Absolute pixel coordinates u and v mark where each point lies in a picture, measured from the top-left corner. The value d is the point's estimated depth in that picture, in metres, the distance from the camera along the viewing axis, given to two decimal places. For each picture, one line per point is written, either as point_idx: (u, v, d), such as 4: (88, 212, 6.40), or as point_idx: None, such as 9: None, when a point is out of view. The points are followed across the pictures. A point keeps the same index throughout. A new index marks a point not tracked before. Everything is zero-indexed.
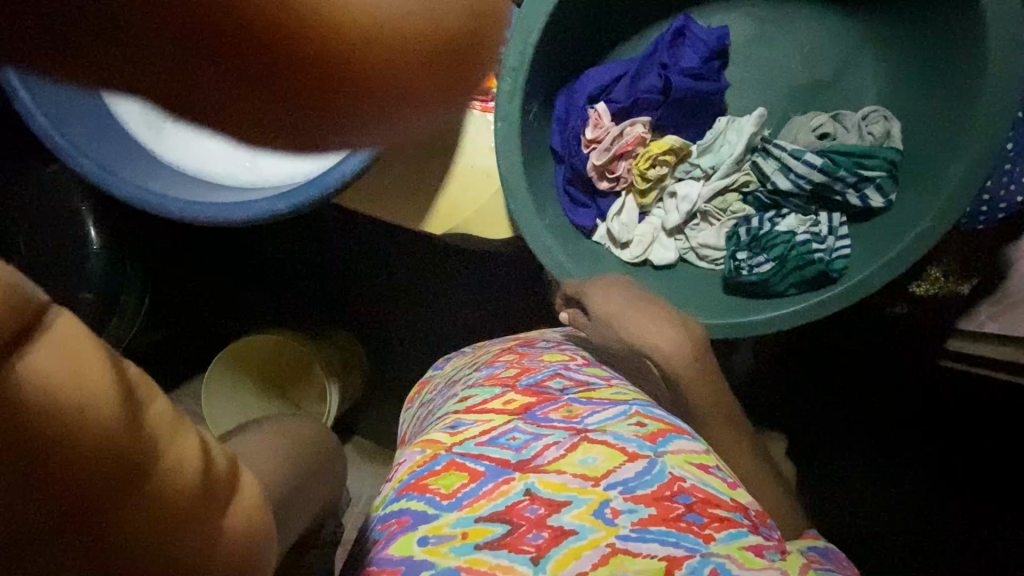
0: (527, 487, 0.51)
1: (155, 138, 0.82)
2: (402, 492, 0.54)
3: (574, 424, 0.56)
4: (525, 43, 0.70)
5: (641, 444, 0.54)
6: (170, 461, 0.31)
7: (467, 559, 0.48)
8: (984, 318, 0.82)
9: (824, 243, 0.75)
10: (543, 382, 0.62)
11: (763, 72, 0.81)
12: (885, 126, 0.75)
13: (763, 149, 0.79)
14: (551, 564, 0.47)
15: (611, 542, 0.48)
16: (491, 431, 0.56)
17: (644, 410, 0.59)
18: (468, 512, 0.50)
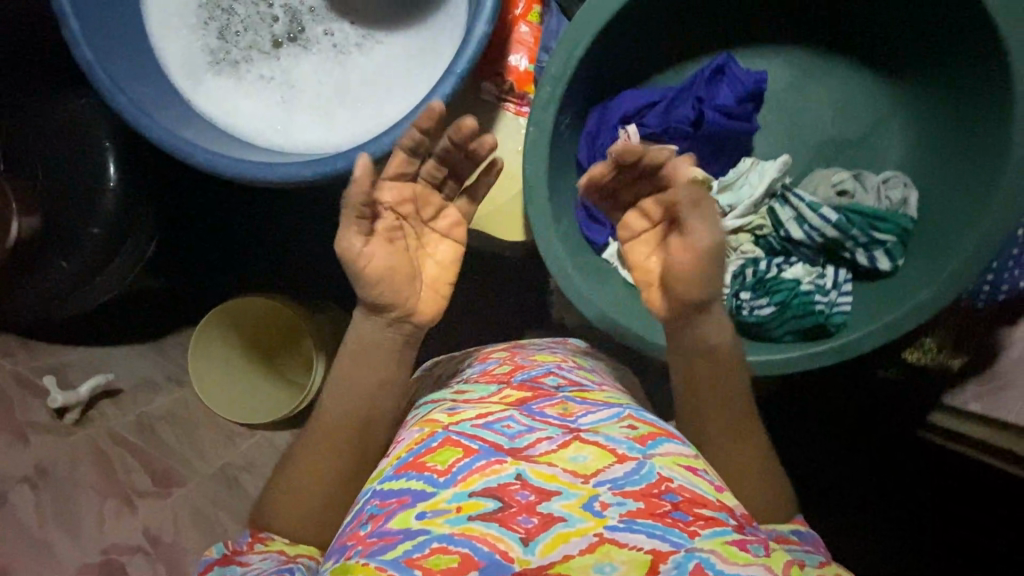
0: (518, 472, 0.52)
1: (191, 84, 0.82)
2: (400, 470, 0.56)
3: (568, 422, 0.59)
4: (570, 55, 0.71)
5: (631, 446, 0.56)
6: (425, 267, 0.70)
7: (460, 528, 0.49)
8: (968, 396, 0.86)
9: (826, 295, 0.77)
10: (538, 380, 0.68)
11: (795, 121, 0.82)
12: (903, 193, 0.77)
13: (782, 196, 0.79)
14: (540, 547, 0.48)
15: (600, 532, 0.49)
16: (486, 417, 0.60)
17: (636, 416, 0.62)
18: (462, 487, 0.52)
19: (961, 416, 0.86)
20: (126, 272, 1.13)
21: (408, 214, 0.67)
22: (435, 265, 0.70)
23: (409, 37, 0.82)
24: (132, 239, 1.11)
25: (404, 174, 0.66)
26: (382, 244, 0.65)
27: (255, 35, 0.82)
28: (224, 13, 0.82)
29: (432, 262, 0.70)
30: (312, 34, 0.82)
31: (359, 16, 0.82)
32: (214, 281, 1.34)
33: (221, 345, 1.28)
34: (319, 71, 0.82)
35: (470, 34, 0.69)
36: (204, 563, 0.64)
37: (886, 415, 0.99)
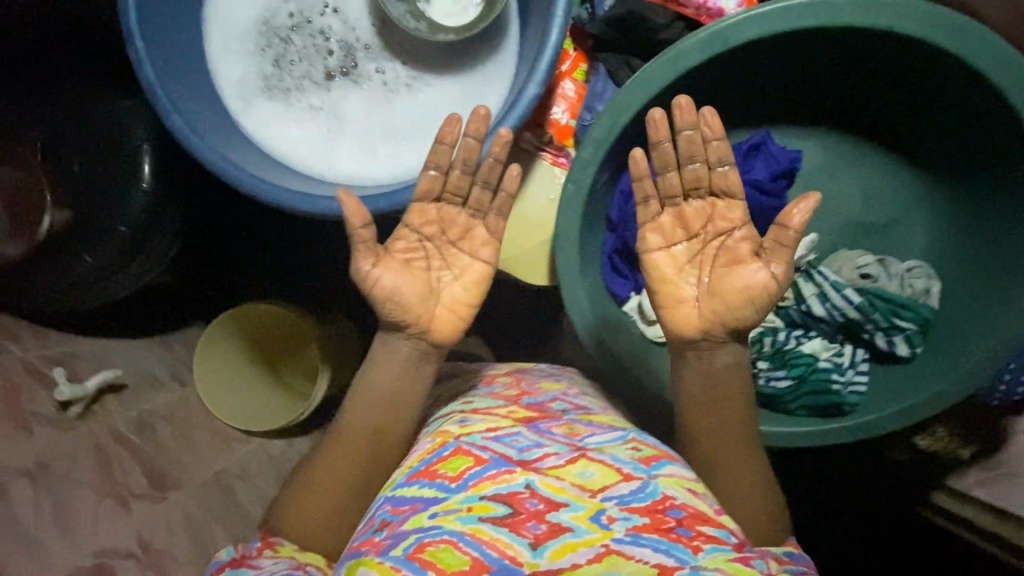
0: (528, 481, 0.56)
1: (243, 107, 0.84)
2: (412, 477, 0.59)
3: (574, 441, 0.62)
4: (613, 122, 0.72)
5: (636, 466, 0.59)
6: (447, 296, 0.71)
7: (470, 527, 0.52)
8: (972, 481, 0.89)
9: (843, 375, 0.79)
10: (544, 404, 0.70)
11: (827, 201, 0.83)
12: (926, 284, 0.78)
13: (806, 272, 0.80)
14: (548, 552, 0.51)
15: (606, 543, 0.52)
16: (496, 430, 0.62)
17: (640, 438, 0.64)
18: (474, 491, 0.55)
19: (962, 498, 0.91)
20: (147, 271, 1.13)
21: (431, 236, 0.71)
22: (462, 287, 0.71)
23: (458, 83, 0.84)
24: (153, 246, 1.11)
25: (428, 195, 0.71)
26: (395, 266, 0.69)
27: (309, 66, 0.84)
28: (281, 42, 0.84)
29: (456, 283, 0.71)
30: (365, 70, 0.84)
31: (412, 58, 0.85)
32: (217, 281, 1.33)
33: (223, 345, 1.25)
34: (368, 106, 0.84)
35: (519, 96, 0.71)
36: (218, 565, 0.66)
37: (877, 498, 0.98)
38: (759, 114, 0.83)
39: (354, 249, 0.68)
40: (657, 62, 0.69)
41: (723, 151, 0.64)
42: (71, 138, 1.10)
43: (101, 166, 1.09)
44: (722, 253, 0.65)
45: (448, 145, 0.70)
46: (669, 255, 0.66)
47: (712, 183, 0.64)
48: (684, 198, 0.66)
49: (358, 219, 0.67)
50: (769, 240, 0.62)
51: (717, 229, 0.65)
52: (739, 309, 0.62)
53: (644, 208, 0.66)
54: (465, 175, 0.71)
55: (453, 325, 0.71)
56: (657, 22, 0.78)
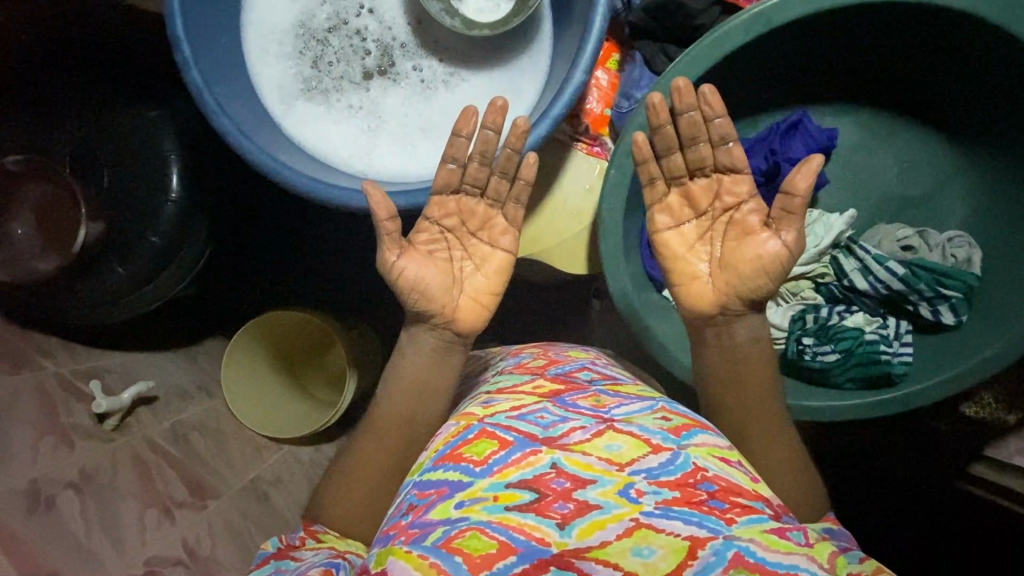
0: (554, 461, 0.54)
1: (284, 111, 0.85)
2: (438, 461, 0.58)
3: (601, 413, 0.60)
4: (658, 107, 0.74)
5: (666, 437, 0.57)
6: (468, 287, 0.72)
7: (497, 517, 0.50)
8: (1015, 450, 0.92)
9: (890, 346, 0.80)
10: (570, 374, 0.71)
11: (861, 177, 0.85)
12: (968, 252, 0.79)
13: (846, 248, 0.82)
14: (577, 531, 0.50)
15: (635, 517, 0.50)
16: (520, 409, 0.61)
17: (669, 408, 0.63)
18: (499, 477, 0.53)
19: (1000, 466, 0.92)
20: (179, 278, 1.15)
21: (452, 228, 0.73)
22: (484, 276, 0.73)
23: (495, 77, 0.86)
24: (182, 254, 1.13)
25: (447, 187, 0.71)
26: (418, 256, 0.70)
27: (347, 66, 0.85)
28: (318, 44, 0.85)
29: (477, 272, 0.73)
30: (403, 68, 0.86)
31: (448, 54, 0.86)
32: (244, 288, 1.37)
33: (255, 349, 1.30)
34: (407, 104, 0.86)
35: (566, 82, 0.73)
36: (260, 556, 0.65)
37: (901, 475, 1.00)
38: (793, 94, 0.85)
39: (381, 241, 0.68)
40: (702, 46, 0.70)
41: (726, 128, 0.64)
42: (105, 143, 1.09)
43: (142, 171, 1.09)
44: (730, 228, 0.66)
45: (464, 138, 0.70)
46: (678, 234, 0.67)
47: (717, 161, 0.65)
48: (690, 178, 0.67)
49: (384, 210, 0.67)
50: (776, 210, 0.63)
51: (724, 206, 0.66)
52: (751, 279, 0.63)
53: (652, 189, 0.68)
54: (482, 167, 0.72)
55: (477, 315, 0.72)
56: (695, 8, 0.80)
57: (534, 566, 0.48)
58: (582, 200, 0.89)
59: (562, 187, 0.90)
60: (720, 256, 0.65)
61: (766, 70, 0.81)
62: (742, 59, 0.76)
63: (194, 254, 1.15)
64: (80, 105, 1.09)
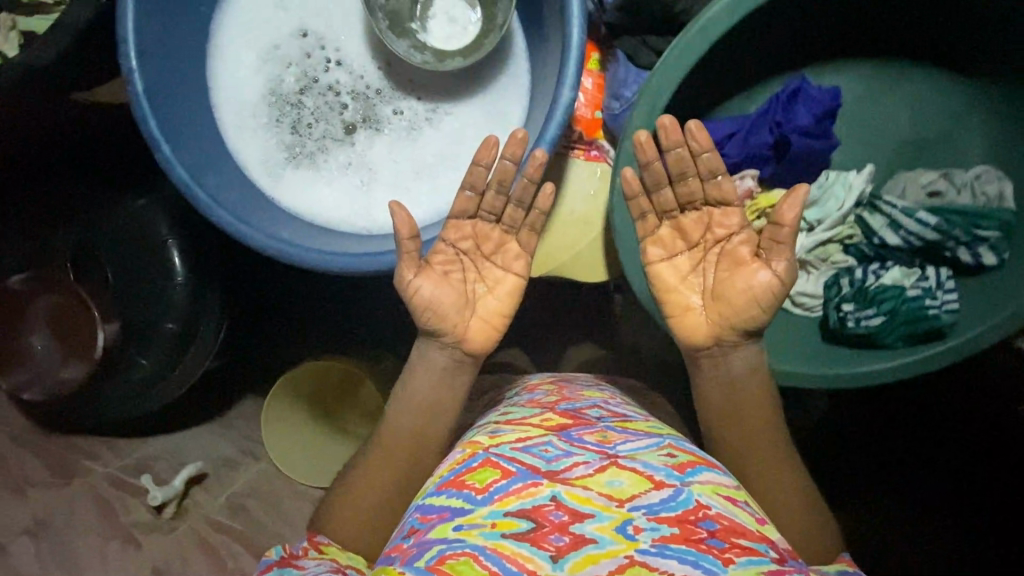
0: (553, 494, 0.57)
1: (274, 183, 0.83)
2: (441, 487, 0.61)
3: (606, 448, 0.63)
4: (653, 106, 0.70)
5: (669, 473, 0.59)
6: (481, 309, 0.70)
7: (493, 543, 0.54)
8: None
9: (936, 298, 0.77)
10: (582, 410, 0.71)
11: (871, 130, 0.82)
12: (999, 187, 0.75)
13: (870, 205, 0.80)
14: (570, 565, 0.53)
15: (630, 554, 0.54)
16: (526, 440, 0.64)
17: (676, 445, 0.65)
18: (498, 505, 0.57)
19: None
20: (206, 359, 1.10)
21: (468, 250, 0.71)
22: (496, 299, 0.71)
23: (477, 103, 0.83)
24: (203, 330, 1.11)
25: (464, 213, 0.70)
26: (433, 277, 0.68)
27: (328, 124, 0.83)
28: (293, 108, 0.83)
29: (489, 296, 0.71)
30: (383, 114, 0.83)
31: (427, 91, 0.83)
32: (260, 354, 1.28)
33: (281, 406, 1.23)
34: (394, 151, 0.83)
35: (555, 102, 0.71)
36: (262, 564, 0.63)
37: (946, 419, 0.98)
38: (786, 59, 0.81)
39: (399, 259, 0.67)
40: (689, 35, 0.68)
41: (714, 162, 0.65)
42: (108, 239, 1.09)
43: (153, 264, 1.10)
44: (723, 258, 0.66)
45: (484, 166, 0.69)
46: (672, 267, 0.68)
47: (705, 195, 0.66)
48: (680, 211, 0.68)
49: (406, 229, 0.66)
50: (764, 239, 0.63)
51: (715, 237, 0.67)
52: (744, 310, 0.63)
53: (643, 223, 0.69)
54: (499, 194, 0.70)
55: (487, 337, 0.70)
56: None
57: None
58: (589, 208, 0.87)
59: (566, 200, 0.87)
60: (712, 287, 0.66)
61: (755, 42, 0.77)
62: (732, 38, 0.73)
63: (212, 335, 1.11)
64: (76, 205, 1.09)
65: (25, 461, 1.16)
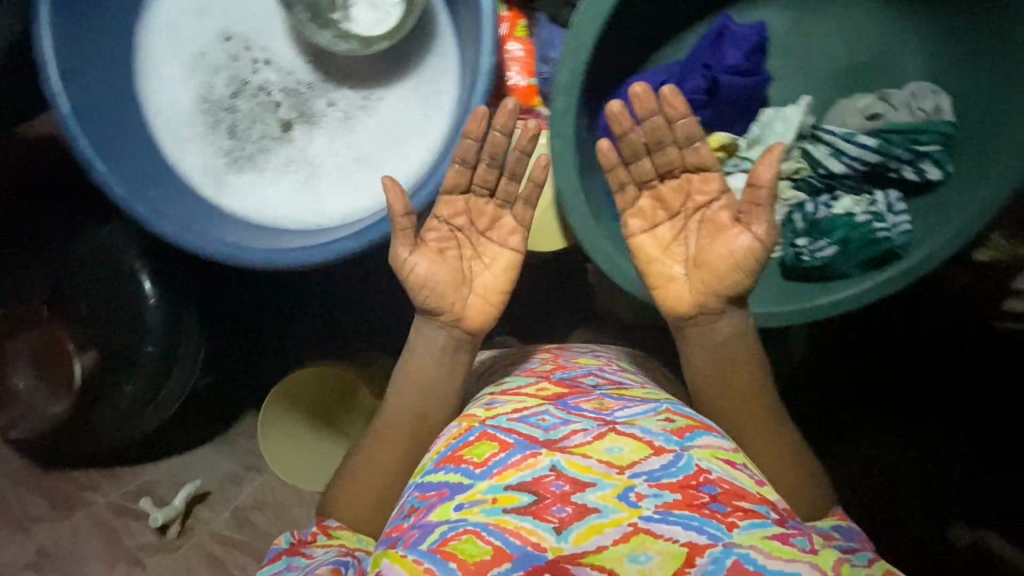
0: (552, 463, 0.55)
1: (217, 191, 0.83)
2: (439, 463, 0.60)
3: (603, 415, 0.62)
4: (577, 64, 0.71)
5: (668, 438, 0.58)
6: (478, 286, 0.69)
7: (495, 518, 0.53)
8: None
9: (886, 221, 0.76)
10: (577, 378, 0.72)
11: (807, 60, 0.81)
12: (935, 101, 0.75)
13: (812, 136, 0.79)
14: (573, 535, 0.51)
15: (634, 522, 0.52)
16: (521, 411, 0.63)
17: (673, 409, 0.64)
18: (497, 479, 0.55)
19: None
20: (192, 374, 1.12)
21: (461, 226, 0.71)
22: (492, 275, 0.70)
23: (409, 85, 0.83)
24: (183, 347, 1.11)
25: (455, 188, 0.70)
26: (429, 253, 0.68)
27: (263, 125, 0.83)
28: (228, 113, 0.83)
29: (486, 271, 0.71)
30: (317, 108, 0.83)
31: (357, 79, 0.83)
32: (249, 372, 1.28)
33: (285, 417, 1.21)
34: (333, 143, 0.83)
35: (478, 70, 0.70)
36: (272, 551, 0.66)
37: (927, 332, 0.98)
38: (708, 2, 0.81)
39: (394, 236, 0.66)
40: None
41: (690, 130, 0.65)
42: (79, 269, 1.10)
43: (122, 288, 1.09)
44: (703, 225, 0.64)
45: (473, 139, 0.69)
46: (653, 237, 0.67)
47: (684, 161, 0.65)
48: (660, 180, 0.67)
49: (400, 206, 0.65)
50: (743, 202, 0.61)
51: (695, 204, 0.66)
52: (727, 277, 0.62)
53: (622, 194, 0.68)
54: (492, 168, 0.70)
55: (486, 313, 0.69)
56: None
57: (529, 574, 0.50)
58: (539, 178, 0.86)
59: None
60: (695, 255, 0.64)
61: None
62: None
63: (196, 348, 1.12)
64: (41, 239, 1.10)
65: (30, 500, 1.18)
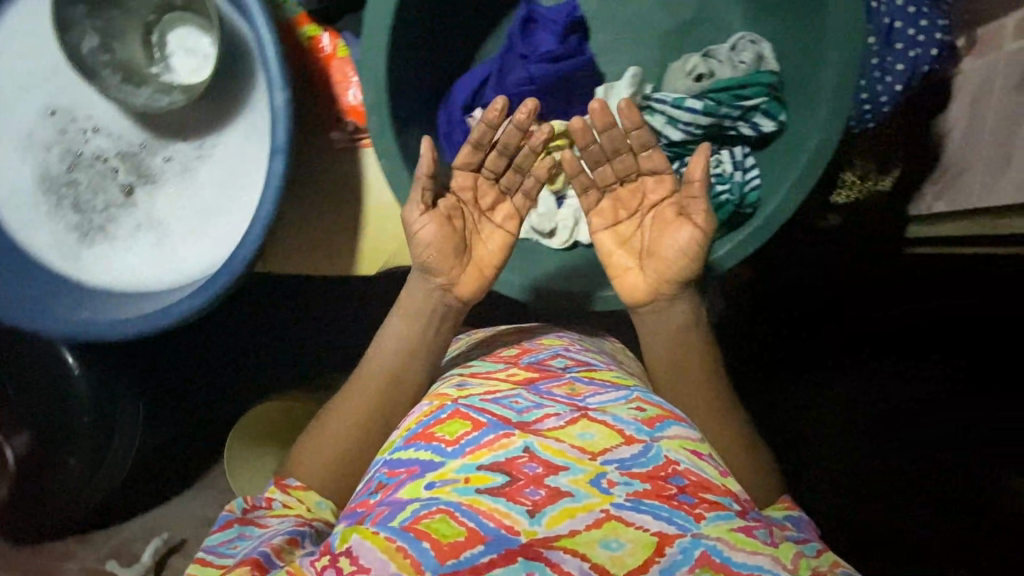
0: (526, 445, 0.58)
1: (76, 266, 0.83)
2: (409, 442, 0.63)
3: (576, 402, 0.65)
4: (377, 82, 0.69)
5: (639, 427, 0.62)
6: (478, 257, 0.71)
7: (468, 498, 0.54)
8: (931, 199, 0.91)
9: (731, 181, 0.75)
10: (545, 362, 0.74)
11: (629, 28, 0.79)
12: (755, 50, 0.73)
13: (647, 107, 0.76)
14: (546, 519, 0.53)
15: (605, 508, 0.54)
16: (494, 393, 0.66)
17: (644, 398, 0.67)
18: (470, 459, 0.57)
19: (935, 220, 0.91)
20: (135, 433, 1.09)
21: (467, 198, 0.71)
22: (489, 249, 0.72)
23: (237, 128, 0.81)
24: (121, 405, 1.08)
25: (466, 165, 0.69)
26: (441, 220, 0.68)
27: (106, 193, 0.83)
28: (69, 188, 0.83)
29: (483, 245, 0.72)
30: (155, 166, 0.82)
31: (187, 131, 0.82)
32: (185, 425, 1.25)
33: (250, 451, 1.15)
34: (177, 199, 0.83)
35: (274, 111, 0.67)
36: (222, 521, 0.64)
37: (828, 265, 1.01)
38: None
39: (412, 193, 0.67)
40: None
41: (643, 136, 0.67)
42: None
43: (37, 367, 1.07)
44: (655, 219, 0.68)
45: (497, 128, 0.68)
46: (612, 233, 0.70)
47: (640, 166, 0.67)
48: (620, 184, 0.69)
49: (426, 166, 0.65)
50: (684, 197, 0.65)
51: (649, 203, 0.69)
52: (676, 264, 0.66)
53: (585, 197, 0.70)
54: (501, 157, 0.70)
55: (477, 284, 0.71)
56: None
57: (500, 556, 0.51)
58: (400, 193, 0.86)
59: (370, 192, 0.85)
60: (646, 247, 0.69)
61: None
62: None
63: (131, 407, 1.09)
64: None
65: None
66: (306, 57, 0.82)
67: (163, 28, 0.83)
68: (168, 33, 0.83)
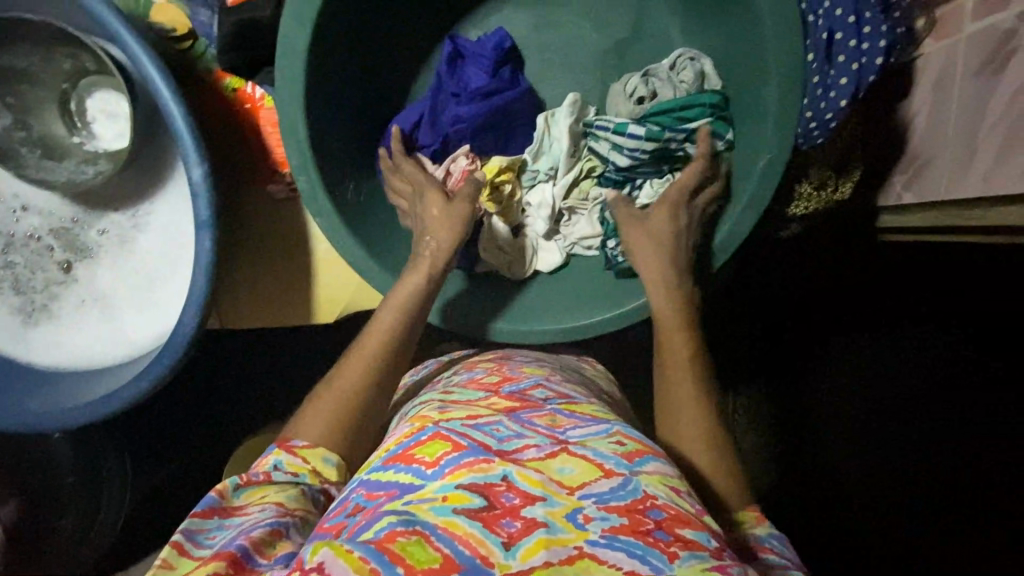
0: (505, 473, 0.47)
1: (24, 348, 0.80)
2: (388, 461, 0.50)
3: (556, 433, 0.52)
4: (299, 143, 0.69)
5: (618, 461, 0.49)
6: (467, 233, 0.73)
7: (444, 520, 0.43)
8: (900, 189, 0.84)
9: None
10: (526, 391, 0.61)
11: (563, 52, 0.81)
12: (695, 69, 0.74)
13: (591, 132, 0.77)
14: (521, 551, 0.42)
15: (579, 545, 0.42)
16: (475, 419, 0.54)
17: (626, 430, 0.54)
18: (450, 479, 0.46)
19: (906, 209, 0.84)
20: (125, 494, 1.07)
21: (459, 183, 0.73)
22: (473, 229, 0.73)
23: (172, 193, 0.79)
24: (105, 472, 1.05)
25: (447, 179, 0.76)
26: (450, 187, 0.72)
27: (45, 272, 0.80)
28: (6, 270, 0.79)
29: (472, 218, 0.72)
30: (91, 240, 0.80)
31: (122, 199, 0.80)
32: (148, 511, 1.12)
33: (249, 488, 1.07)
34: (118, 269, 0.80)
35: (193, 188, 0.67)
36: (205, 502, 0.49)
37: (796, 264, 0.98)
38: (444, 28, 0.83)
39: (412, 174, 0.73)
40: (286, 58, 0.67)
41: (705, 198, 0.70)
42: None
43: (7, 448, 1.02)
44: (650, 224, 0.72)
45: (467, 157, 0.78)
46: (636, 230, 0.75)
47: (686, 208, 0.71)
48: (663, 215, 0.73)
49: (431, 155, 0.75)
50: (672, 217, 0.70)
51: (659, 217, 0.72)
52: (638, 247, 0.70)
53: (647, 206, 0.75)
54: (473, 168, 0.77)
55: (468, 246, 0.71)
56: (267, 16, 0.73)
57: None
58: None
59: (317, 240, 0.80)
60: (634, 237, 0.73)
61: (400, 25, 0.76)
62: (347, 13, 0.71)
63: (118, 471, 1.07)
64: None
65: None
66: (233, 111, 0.77)
67: (81, 93, 0.78)
68: (88, 96, 0.79)
